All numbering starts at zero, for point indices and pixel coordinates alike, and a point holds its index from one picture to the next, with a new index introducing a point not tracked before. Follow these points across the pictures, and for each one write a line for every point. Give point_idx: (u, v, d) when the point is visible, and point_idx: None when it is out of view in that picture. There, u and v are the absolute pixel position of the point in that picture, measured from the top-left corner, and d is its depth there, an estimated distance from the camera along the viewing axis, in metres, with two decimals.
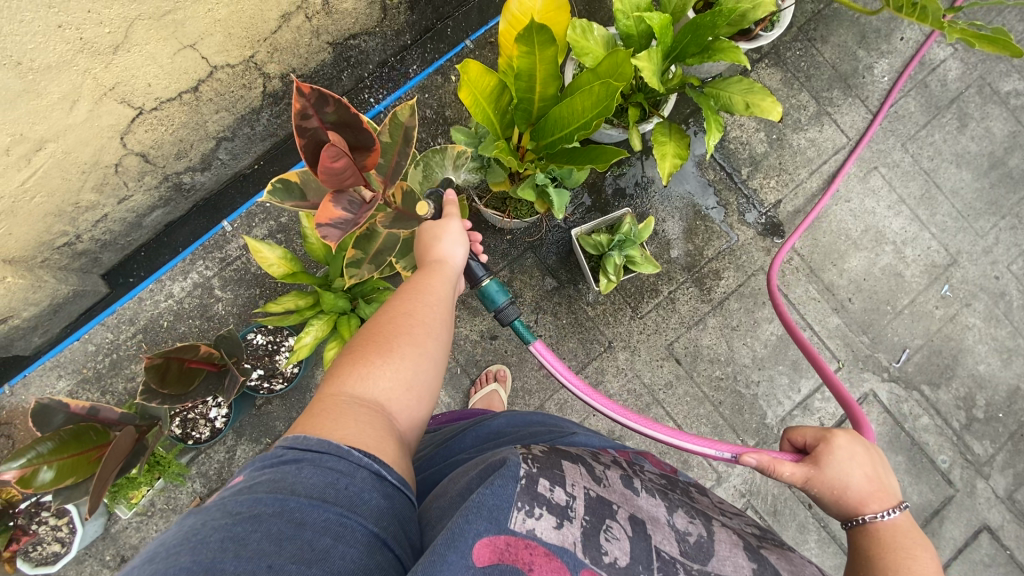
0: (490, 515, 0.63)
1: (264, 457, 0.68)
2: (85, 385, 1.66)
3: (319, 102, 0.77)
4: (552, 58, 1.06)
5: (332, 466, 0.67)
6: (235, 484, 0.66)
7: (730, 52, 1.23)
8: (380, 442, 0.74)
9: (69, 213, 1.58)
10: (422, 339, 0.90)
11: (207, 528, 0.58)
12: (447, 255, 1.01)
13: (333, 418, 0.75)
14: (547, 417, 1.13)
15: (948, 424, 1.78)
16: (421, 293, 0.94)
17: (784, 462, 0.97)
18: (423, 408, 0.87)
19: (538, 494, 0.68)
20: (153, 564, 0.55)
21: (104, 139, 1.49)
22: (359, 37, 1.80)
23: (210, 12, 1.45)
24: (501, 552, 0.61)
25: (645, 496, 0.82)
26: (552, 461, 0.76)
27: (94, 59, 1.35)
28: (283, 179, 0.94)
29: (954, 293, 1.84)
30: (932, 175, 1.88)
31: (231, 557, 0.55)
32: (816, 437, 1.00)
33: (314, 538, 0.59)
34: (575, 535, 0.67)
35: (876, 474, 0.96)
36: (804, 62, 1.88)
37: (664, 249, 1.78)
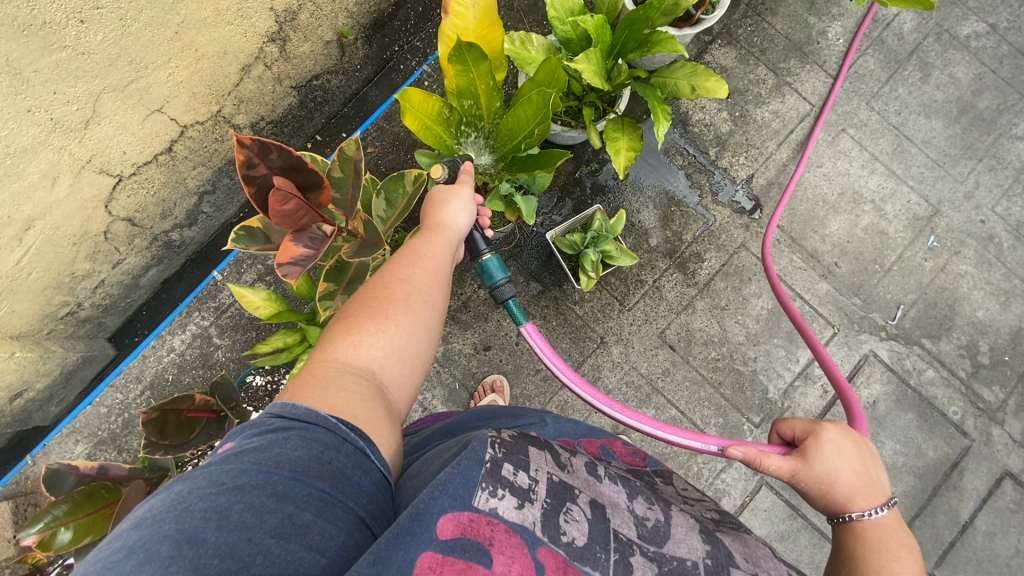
0: (455, 492, 0.64)
1: (254, 424, 0.70)
2: (102, 446, 1.71)
3: (263, 151, 0.81)
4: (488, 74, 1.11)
5: (318, 438, 0.69)
6: (223, 451, 0.68)
7: (668, 42, 1.26)
8: (370, 411, 0.77)
9: (67, 283, 1.66)
10: (415, 308, 0.93)
11: (191, 497, 0.60)
12: (453, 219, 1.10)
13: (326, 386, 0.78)
14: (515, 408, 1.14)
15: (954, 374, 1.76)
16: (412, 262, 0.99)
17: (771, 456, 0.96)
18: (412, 376, 0.91)
19: (502, 477, 0.68)
20: (138, 531, 0.57)
21: (88, 210, 1.56)
22: (321, 76, 1.88)
23: (172, 76, 1.50)
24: (463, 528, 0.62)
25: (607, 483, 0.83)
26: (519, 446, 0.76)
27: (69, 136, 1.39)
28: (245, 227, 0.98)
29: (941, 243, 1.82)
30: (902, 129, 1.87)
31: (213, 527, 0.57)
32: (804, 431, 0.99)
33: (295, 514, 0.61)
34: (536, 517, 0.68)
35: (865, 470, 0.96)
36: (757, 37, 1.89)
37: (642, 239, 1.80)
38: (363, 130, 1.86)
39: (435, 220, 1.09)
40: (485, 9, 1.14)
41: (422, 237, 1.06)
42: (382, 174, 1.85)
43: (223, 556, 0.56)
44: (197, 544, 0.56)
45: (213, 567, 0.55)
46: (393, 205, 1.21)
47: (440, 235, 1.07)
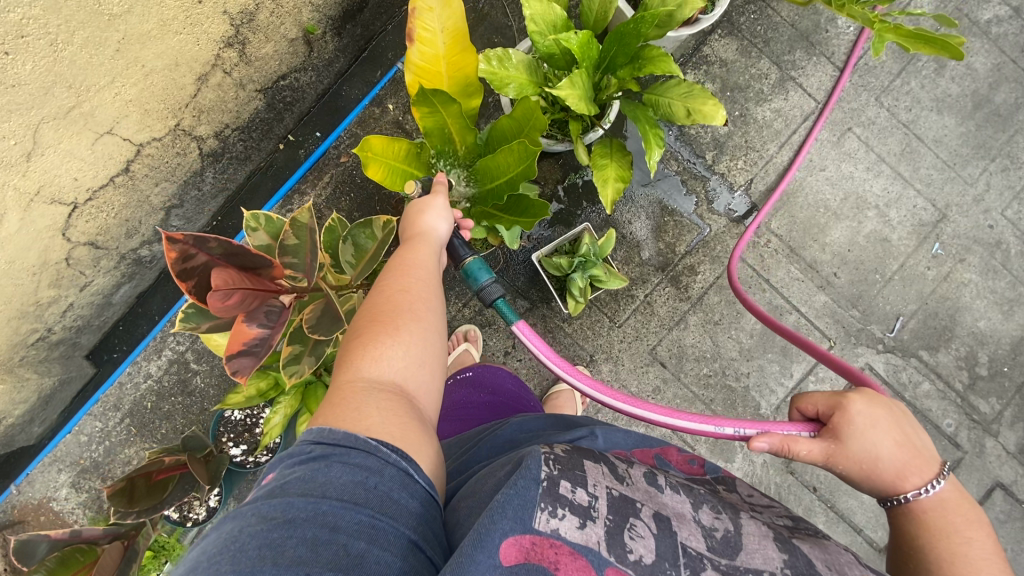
0: (515, 515, 0.64)
1: (292, 453, 0.68)
2: (85, 474, 1.70)
3: (200, 241, 0.74)
4: (458, 113, 1.00)
5: (359, 462, 0.67)
6: (267, 483, 0.66)
7: (660, 62, 1.13)
8: (403, 427, 0.74)
9: (33, 312, 1.57)
10: (424, 316, 0.89)
11: (244, 534, 0.59)
12: (431, 227, 1.02)
13: (358, 405, 0.74)
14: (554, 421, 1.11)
15: (951, 386, 1.73)
16: (409, 270, 0.94)
17: (799, 441, 0.90)
18: (435, 386, 0.87)
19: (560, 495, 0.68)
20: (197, 572, 0.57)
21: (45, 240, 1.46)
22: (289, 75, 1.72)
23: (118, 94, 1.38)
24: (526, 552, 0.63)
25: (669, 492, 0.79)
26: (573, 460, 0.76)
27: (10, 171, 1.30)
28: (195, 303, 0.90)
29: (945, 251, 1.74)
30: (913, 127, 1.75)
31: (270, 565, 0.56)
32: (829, 407, 0.92)
33: (350, 543, 0.60)
34: (599, 534, 0.67)
35: (905, 438, 0.89)
36: (761, 25, 1.74)
37: (635, 251, 1.72)
38: (335, 138, 1.76)
39: (413, 230, 1.02)
40: (455, 33, 1.03)
41: (404, 249, 0.98)
42: (358, 185, 1.75)
43: None
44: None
45: None
46: (360, 252, 1.13)
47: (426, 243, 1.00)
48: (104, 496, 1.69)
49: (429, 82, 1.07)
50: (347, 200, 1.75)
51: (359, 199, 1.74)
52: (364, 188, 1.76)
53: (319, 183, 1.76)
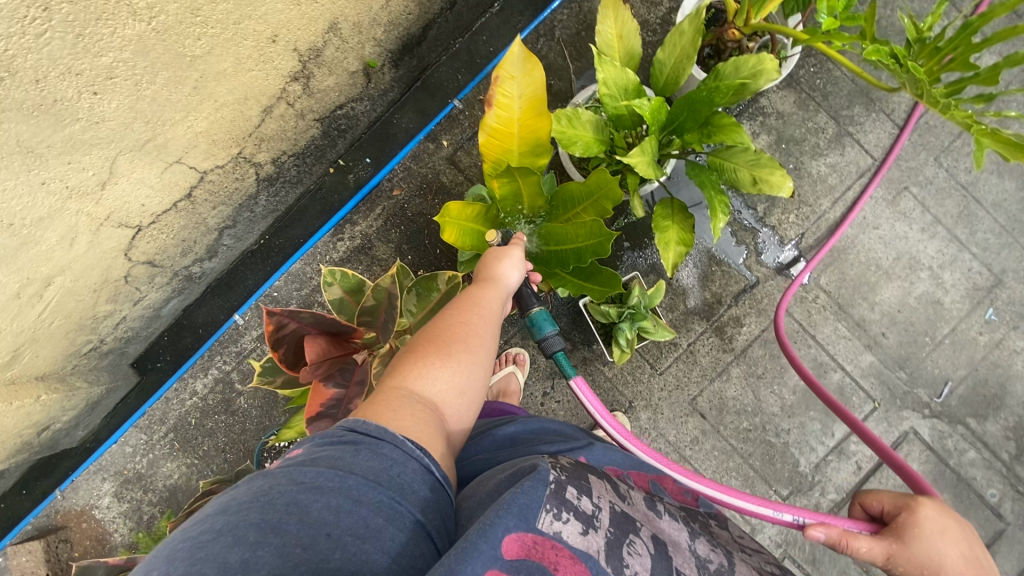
0: (521, 512, 0.59)
1: (325, 433, 0.68)
2: (128, 485, 1.74)
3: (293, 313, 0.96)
4: (534, 181, 1.06)
5: (386, 454, 0.66)
6: (296, 455, 0.66)
7: (730, 131, 1.14)
8: (432, 440, 0.73)
9: (89, 325, 1.59)
10: (476, 351, 0.88)
11: (273, 489, 0.59)
12: (504, 275, 1.02)
13: (395, 408, 0.74)
14: (562, 426, 1.04)
15: (997, 456, 1.69)
16: (472, 307, 0.94)
17: (859, 537, 0.81)
18: (468, 418, 0.85)
19: (566, 499, 0.64)
20: (224, 515, 0.56)
21: (108, 260, 1.49)
22: (346, 105, 1.76)
23: (192, 126, 1.41)
24: (528, 550, 0.58)
25: (667, 518, 0.77)
26: (579, 472, 0.73)
27: (85, 200, 1.32)
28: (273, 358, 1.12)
29: (999, 317, 1.71)
30: (971, 190, 1.73)
31: (295, 520, 0.56)
32: (896, 506, 0.83)
33: (369, 517, 0.60)
34: (600, 545, 0.64)
35: (972, 553, 0.80)
36: (820, 79, 1.73)
37: (680, 298, 1.71)
38: (390, 171, 1.81)
39: (487, 273, 1.02)
40: (532, 100, 1.07)
41: (473, 287, 0.99)
42: (409, 219, 1.80)
43: (304, 547, 0.54)
44: (280, 533, 0.55)
45: (296, 557, 0.54)
46: (423, 302, 1.18)
47: (496, 285, 1.00)
48: (145, 506, 1.73)
49: (500, 142, 1.12)
50: (397, 232, 1.80)
51: (409, 231, 1.79)
52: (414, 223, 1.81)
53: (370, 215, 1.80)
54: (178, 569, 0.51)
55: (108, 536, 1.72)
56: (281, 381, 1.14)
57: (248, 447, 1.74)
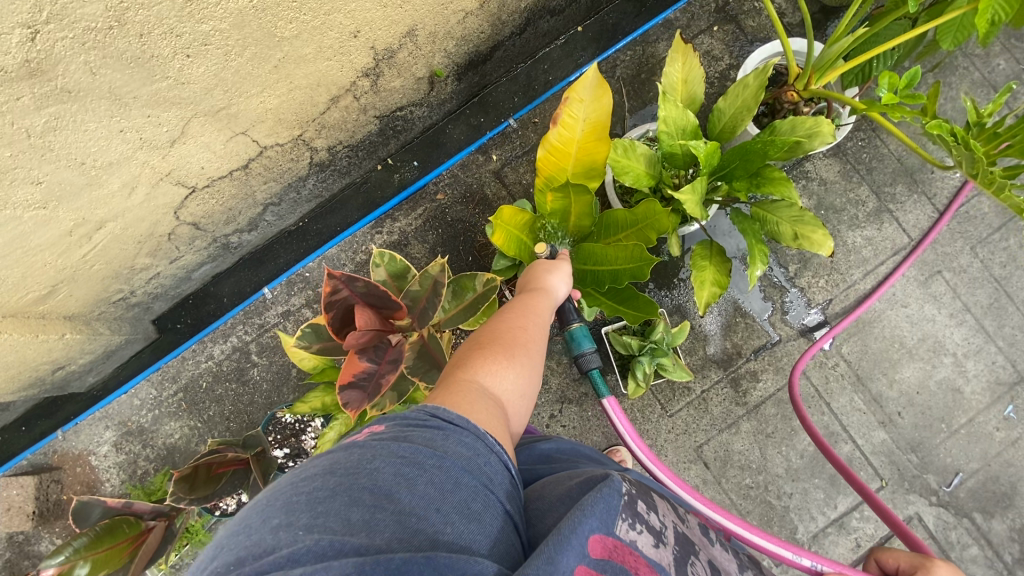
0: (603, 515, 0.62)
1: (407, 414, 0.69)
2: (128, 437, 1.75)
3: (349, 281, 1.02)
4: (586, 199, 1.14)
5: (473, 443, 0.67)
6: (381, 431, 0.66)
7: (779, 185, 1.18)
8: (505, 436, 0.74)
9: (126, 274, 1.63)
10: (533, 357, 0.91)
11: (378, 459, 0.60)
12: (554, 287, 1.08)
13: (471, 401, 0.75)
14: (595, 453, 1.05)
15: (1000, 558, 1.64)
16: (529, 314, 0.97)
17: None
18: (522, 420, 0.87)
19: (638, 512, 0.67)
20: (335, 476, 0.58)
21: (159, 215, 1.54)
22: (406, 108, 1.83)
23: (263, 102, 1.48)
24: (610, 551, 0.60)
25: (719, 548, 0.78)
26: (643, 489, 0.75)
27: (153, 153, 1.38)
28: (312, 326, 1.19)
29: (1018, 415, 1.69)
30: (1004, 284, 1.74)
31: (406, 491, 0.58)
32: (912, 564, 0.85)
33: (470, 499, 0.61)
34: (670, 559, 0.66)
35: None
36: (867, 154, 1.77)
37: (700, 343, 1.72)
38: (436, 175, 1.87)
39: (537, 283, 1.08)
40: (595, 124, 1.13)
41: (528, 296, 1.03)
42: (447, 224, 1.85)
43: (419, 518, 0.56)
44: (395, 502, 0.57)
45: (413, 526, 0.56)
46: (459, 299, 1.22)
47: (547, 297, 1.05)
48: (140, 462, 1.74)
49: (557, 159, 1.18)
50: (434, 235, 1.84)
51: (445, 236, 1.83)
52: (452, 228, 1.85)
53: (411, 214, 1.85)
54: (301, 519, 0.53)
55: (99, 485, 1.73)
56: (318, 347, 1.19)
57: (251, 419, 1.75)
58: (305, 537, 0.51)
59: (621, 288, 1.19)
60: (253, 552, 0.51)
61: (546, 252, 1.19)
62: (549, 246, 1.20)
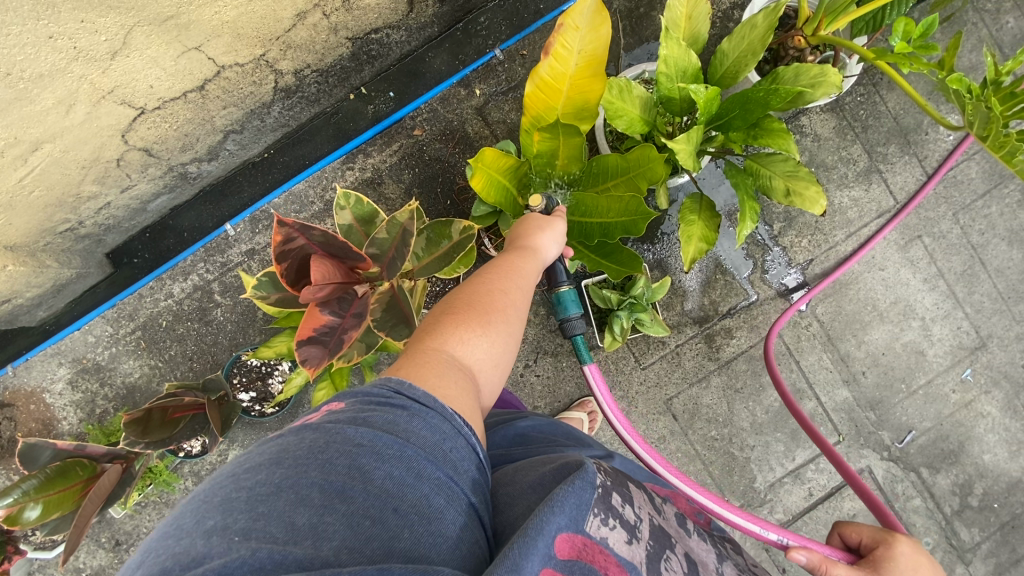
0: (572, 513, 0.60)
1: (370, 391, 0.66)
2: (84, 374, 1.68)
3: (304, 229, 0.93)
4: (578, 139, 1.06)
5: (438, 425, 0.64)
6: (341, 412, 0.63)
7: (778, 138, 1.13)
8: (472, 413, 0.71)
9: (71, 203, 1.47)
10: (511, 322, 0.86)
11: (332, 448, 0.57)
12: (542, 247, 1.01)
13: (438, 373, 0.72)
14: (576, 431, 1.06)
15: (940, 508, 1.75)
16: (513, 275, 0.91)
17: (839, 565, 0.83)
18: (495, 389, 0.84)
19: (612, 506, 0.66)
20: (281, 469, 0.55)
21: (104, 138, 1.39)
22: (381, 30, 1.66)
23: (218, 14, 1.32)
24: (578, 551, 0.59)
25: (696, 538, 0.78)
26: (620, 479, 0.74)
27: (91, 65, 1.23)
28: (269, 274, 1.12)
29: (975, 378, 1.76)
30: (980, 251, 1.75)
31: (359, 488, 0.55)
32: (874, 540, 0.89)
33: (431, 495, 0.58)
34: (642, 555, 0.65)
35: None
36: (864, 110, 1.71)
37: (678, 299, 1.71)
38: (414, 108, 1.74)
39: (527, 241, 1.00)
40: (590, 59, 1.03)
41: (513, 255, 0.96)
42: (424, 163, 1.74)
43: (372, 521, 0.53)
44: (346, 500, 0.53)
45: (364, 529, 0.52)
46: (432, 248, 1.15)
47: (533, 257, 0.98)
48: (99, 401, 1.67)
49: (546, 96, 1.09)
50: (409, 173, 1.73)
51: (422, 175, 1.73)
52: (429, 167, 1.74)
53: (386, 149, 1.73)
54: (238, 523, 0.50)
55: (55, 423, 1.66)
56: (275, 298, 1.12)
57: (216, 360, 1.69)
58: (239, 544, 0.47)
59: (608, 242, 1.14)
60: (181, 562, 0.47)
61: (540, 207, 1.10)
62: (544, 199, 1.11)
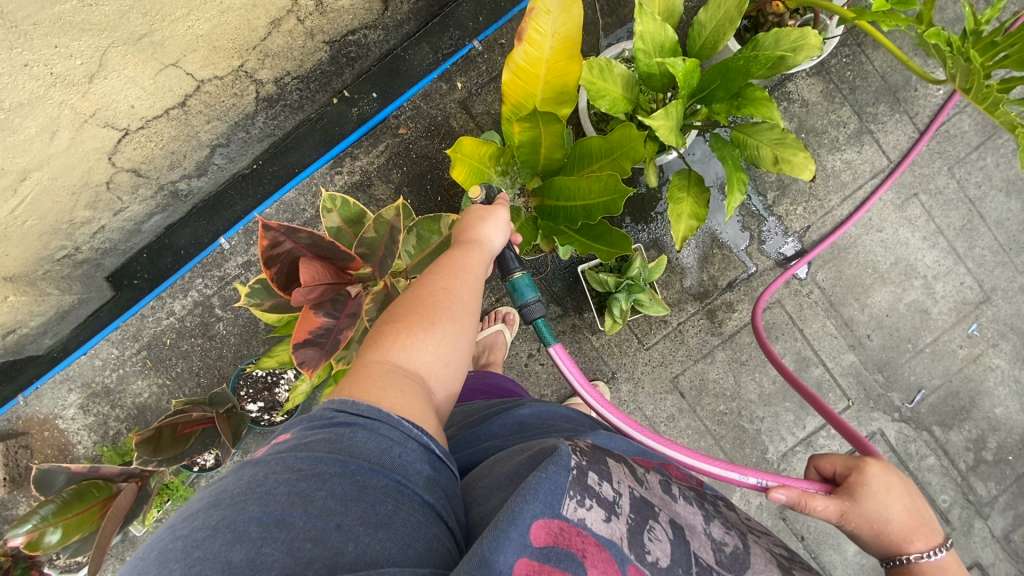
0: (547, 498, 0.61)
1: (312, 415, 0.67)
2: (95, 398, 1.70)
3: (291, 231, 0.92)
4: (557, 125, 1.05)
5: (384, 434, 0.65)
6: (284, 441, 0.64)
7: (762, 105, 1.10)
8: (423, 415, 0.72)
9: (65, 230, 1.48)
10: (461, 317, 0.87)
11: (271, 480, 0.58)
12: (489, 237, 0.99)
13: (381, 385, 0.72)
14: (570, 411, 1.07)
15: (954, 465, 1.74)
16: (457, 271, 0.91)
17: (816, 497, 0.87)
18: (453, 386, 0.85)
19: (588, 486, 0.66)
20: (220, 509, 0.55)
21: (91, 162, 1.39)
22: (358, 31, 1.65)
23: (191, 28, 1.33)
24: (555, 536, 0.60)
25: (682, 502, 0.78)
26: (598, 455, 0.74)
27: (70, 90, 1.23)
28: (260, 281, 1.13)
29: (981, 333, 1.75)
30: (978, 204, 1.73)
31: (299, 512, 0.55)
32: (846, 467, 0.90)
33: (378, 503, 0.59)
34: (622, 531, 0.66)
35: (916, 506, 0.88)
36: (851, 71, 1.69)
37: (677, 277, 1.70)
38: (397, 107, 1.73)
39: (469, 235, 0.98)
40: (565, 41, 1.03)
41: (457, 250, 0.96)
42: (412, 161, 1.73)
43: (314, 541, 0.53)
44: (286, 527, 0.54)
45: (307, 551, 0.52)
46: (422, 245, 1.16)
47: (478, 249, 0.97)
48: (111, 422, 1.69)
49: (524, 83, 1.08)
50: (398, 173, 1.73)
51: (411, 174, 1.73)
52: (417, 165, 1.74)
53: (373, 150, 1.73)
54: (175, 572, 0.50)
55: (71, 447, 1.68)
56: (270, 304, 1.14)
57: (222, 373, 1.70)
58: None
59: (597, 225, 1.13)
60: None
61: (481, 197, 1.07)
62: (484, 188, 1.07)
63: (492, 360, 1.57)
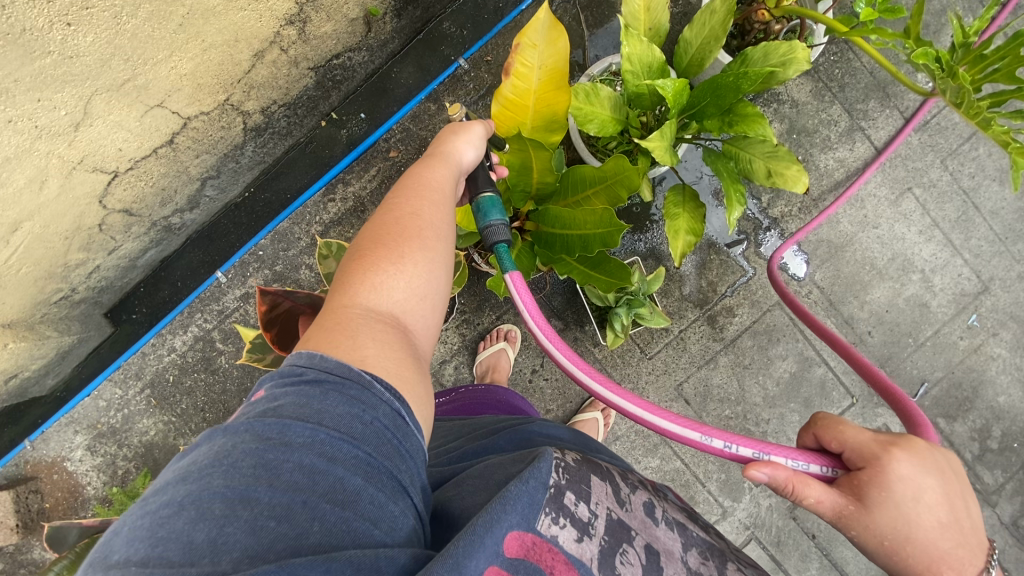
0: (524, 511, 0.63)
1: (283, 371, 0.63)
2: (102, 439, 1.70)
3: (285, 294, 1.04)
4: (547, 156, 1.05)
5: (355, 397, 0.61)
6: (256, 402, 0.61)
7: (754, 122, 1.09)
8: (399, 367, 0.68)
9: (60, 273, 1.47)
10: (435, 248, 0.80)
11: (236, 451, 0.55)
12: (460, 155, 0.92)
13: (351, 336, 0.68)
14: (576, 433, 1.08)
15: (960, 456, 1.75)
16: (428, 197, 0.84)
17: (811, 486, 0.70)
18: (433, 324, 0.80)
19: (564, 505, 0.68)
20: (187, 485, 0.53)
21: (82, 206, 1.38)
22: (343, 54, 1.64)
23: (174, 68, 1.31)
24: (527, 549, 0.63)
25: (663, 527, 0.78)
26: (582, 473, 0.75)
27: (56, 140, 1.22)
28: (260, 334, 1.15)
29: (981, 323, 1.75)
30: (972, 195, 1.73)
31: (265, 487, 0.54)
32: (863, 456, 0.71)
33: (346, 478, 0.57)
34: (593, 551, 0.68)
35: (952, 520, 0.71)
36: (839, 69, 1.69)
37: (675, 284, 1.70)
38: (387, 129, 1.72)
39: (442, 148, 0.91)
40: (553, 72, 1.02)
41: (425, 169, 0.88)
42: None
43: (279, 520, 0.52)
44: (251, 504, 0.52)
45: (271, 530, 0.52)
46: None
47: (450, 168, 0.89)
48: (119, 462, 1.69)
49: (514, 114, 1.08)
50: None
51: None
52: None
53: (365, 175, 1.72)
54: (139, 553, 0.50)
55: (80, 489, 1.68)
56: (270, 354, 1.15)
57: (227, 407, 1.70)
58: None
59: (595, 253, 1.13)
60: None
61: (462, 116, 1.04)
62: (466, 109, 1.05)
63: (496, 378, 1.57)
